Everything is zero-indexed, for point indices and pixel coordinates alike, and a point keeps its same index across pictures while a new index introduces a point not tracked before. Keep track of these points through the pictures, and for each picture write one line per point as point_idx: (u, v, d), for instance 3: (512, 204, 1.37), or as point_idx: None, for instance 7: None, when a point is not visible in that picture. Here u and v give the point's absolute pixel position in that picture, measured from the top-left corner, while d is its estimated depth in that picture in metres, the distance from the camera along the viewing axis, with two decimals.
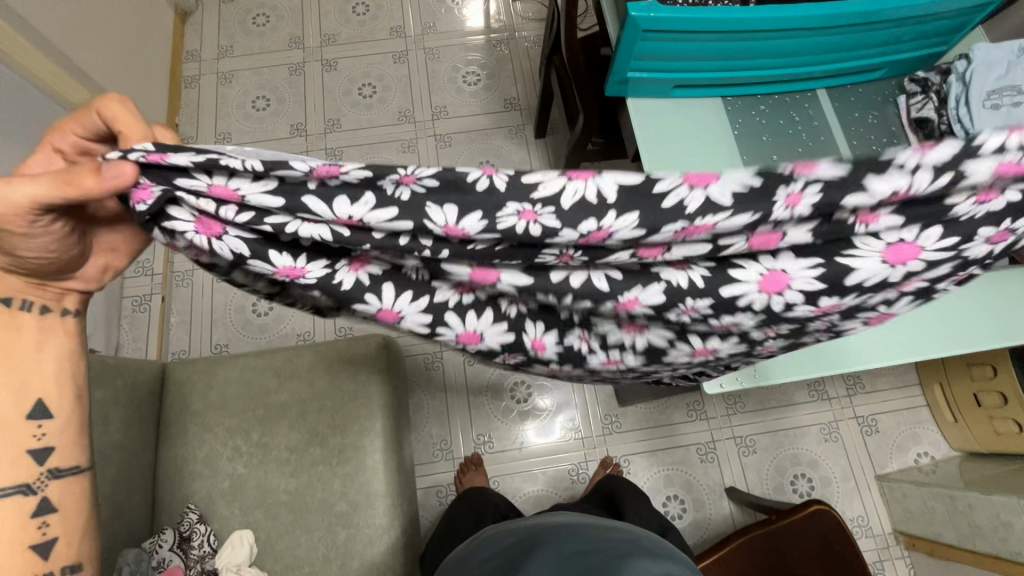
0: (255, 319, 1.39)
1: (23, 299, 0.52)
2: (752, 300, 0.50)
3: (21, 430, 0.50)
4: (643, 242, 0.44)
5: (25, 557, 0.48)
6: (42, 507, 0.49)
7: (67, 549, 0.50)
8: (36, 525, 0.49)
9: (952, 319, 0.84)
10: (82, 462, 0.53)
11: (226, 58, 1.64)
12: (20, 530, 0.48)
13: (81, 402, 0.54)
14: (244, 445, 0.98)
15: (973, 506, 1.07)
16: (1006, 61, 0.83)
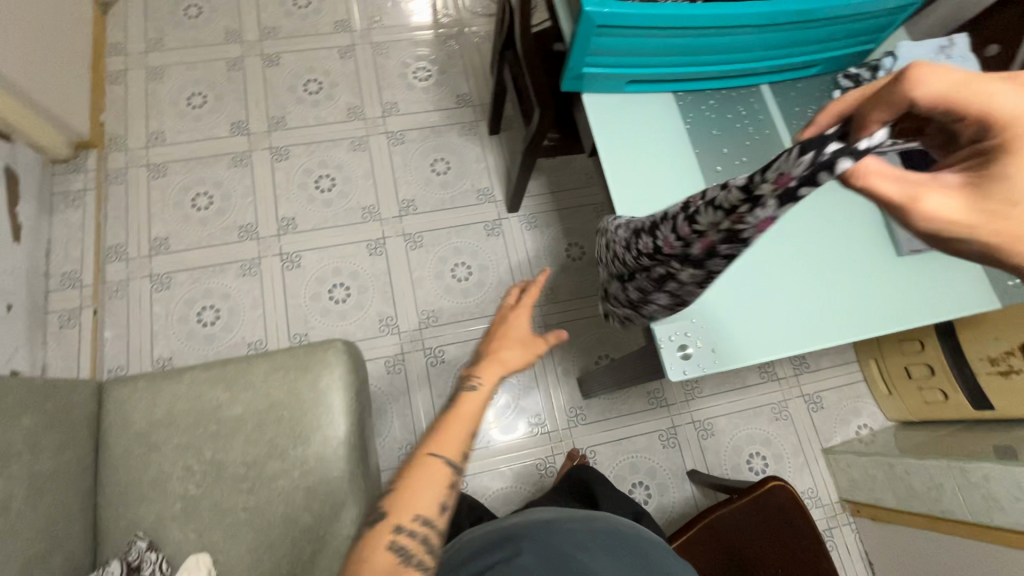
0: (200, 330, 1.31)
1: (455, 477, 0.56)
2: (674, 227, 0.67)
3: (402, 518, 0.51)
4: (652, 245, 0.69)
5: (438, 503, 0.53)
6: (451, 489, 0.55)
7: (417, 506, 0.53)
8: (426, 516, 0.52)
9: (885, 297, 0.90)
10: (460, 460, 0.57)
11: (155, 52, 1.54)
12: (432, 493, 0.54)
13: (426, 460, 0.55)
14: (196, 464, 0.92)
15: (909, 471, 1.15)
16: (926, 60, 0.88)
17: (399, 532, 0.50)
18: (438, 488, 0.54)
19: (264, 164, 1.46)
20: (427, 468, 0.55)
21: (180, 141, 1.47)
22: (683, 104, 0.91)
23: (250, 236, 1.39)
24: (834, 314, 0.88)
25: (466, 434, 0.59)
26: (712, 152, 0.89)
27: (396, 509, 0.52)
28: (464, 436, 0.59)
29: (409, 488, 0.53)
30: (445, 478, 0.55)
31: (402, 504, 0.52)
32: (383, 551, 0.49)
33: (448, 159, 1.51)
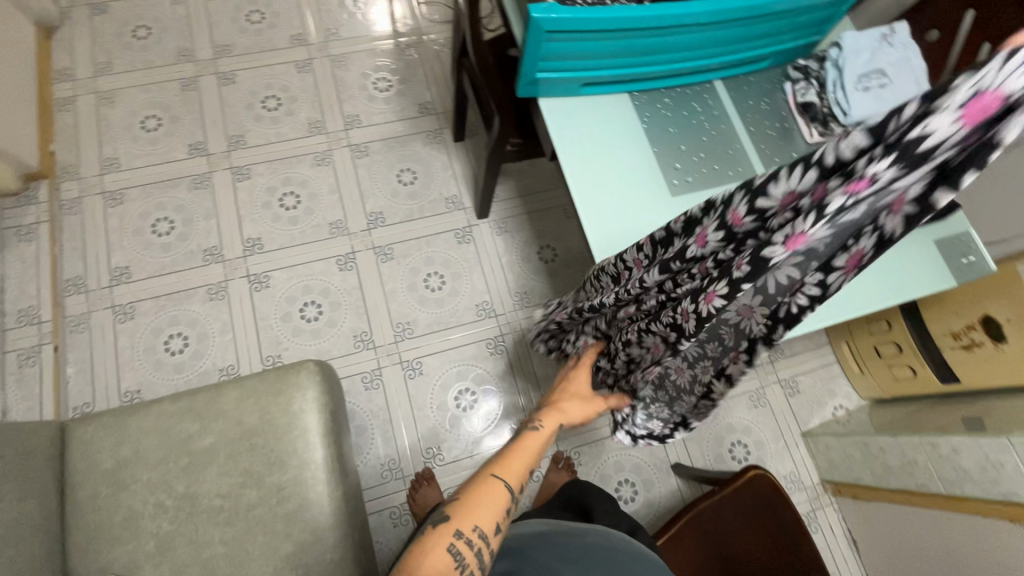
0: (168, 359, 1.28)
1: (509, 508, 0.61)
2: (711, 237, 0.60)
3: (463, 522, 0.56)
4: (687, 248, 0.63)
5: (493, 526, 0.58)
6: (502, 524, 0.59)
7: (479, 515, 0.57)
8: (480, 530, 0.56)
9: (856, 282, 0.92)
10: (513, 502, 0.62)
11: (105, 76, 1.50)
12: (493, 508, 0.59)
13: (491, 479, 0.62)
14: (168, 500, 0.90)
15: (884, 449, 1.18)
16: (871, 48, 0.89)
17: (459, 538, 0.54)
18: (497, 508, 0.60)
19: (224, 185, 1.43)
20: (491, 490, 0.60)
21: (136, 166, 1.43)
22: (639, 104, 0.92)
23: (215, 260, 1.36)
24: None
25: (524, 469, 0.67)
26: (671, 150, 0.90)
27: (461, 514, 0.57)
28: (524, 469, 0.66)
29: (472, 502, 0.58)
30: (503, 504, 0.60)
31: (467, 507, 0.57)
32: (445, 551, 0.52)
33: (414, 169, 1.50)
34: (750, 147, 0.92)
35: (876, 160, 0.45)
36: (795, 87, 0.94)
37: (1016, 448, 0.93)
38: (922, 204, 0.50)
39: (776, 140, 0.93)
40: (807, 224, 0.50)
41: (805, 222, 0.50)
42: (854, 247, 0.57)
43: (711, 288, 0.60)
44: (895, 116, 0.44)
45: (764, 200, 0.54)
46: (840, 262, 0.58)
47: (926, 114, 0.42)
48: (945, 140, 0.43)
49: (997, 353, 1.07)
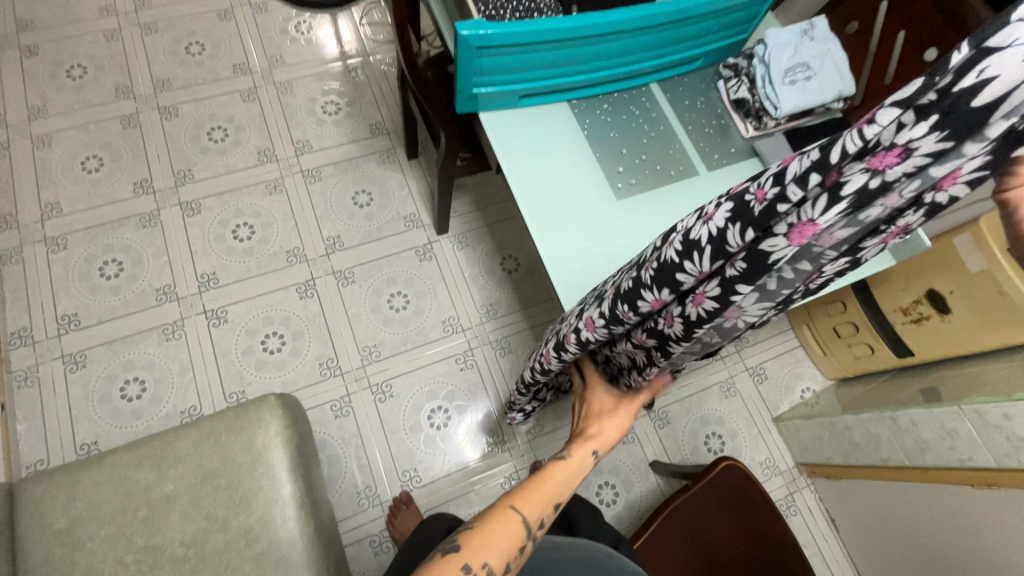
0: (126, 406, 1.23)
1: (524, 545, 0.60)
2: (706, 263, 0.51)
3: (474, 558, 0.55)
4: (677, 275, 0.54)
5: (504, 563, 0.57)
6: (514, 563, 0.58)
7: (489, 552, 0.56)
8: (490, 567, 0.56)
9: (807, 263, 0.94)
10: (529, 538, 0.61)
11: (40, 119, 1.45)
12: (505, 545, 0.58)
13: (505, 513, 0.61)
14: (129, 554, 0.86)
15: (849, 427, 1.21)
16: (793, 43, 0.93)
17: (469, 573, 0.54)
18: (510, 543, 0.58)
19: (174, 221, 1.40)
20: (505, 523, 0.60)
21: (79, 209, 1.38)
22: (578, 111, 0.93)
23: (169, 298, 1.32)
24: None
25: (547, 502, 0.65)
26: (613, 154, 0.91)
27: (473, 546, 0.57)
28: (545, 502, 0.64)
29: (485, 534, 0.58)
30: (516, 540, 0.59)
31: (477, 544, 0.57)
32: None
33: (369, 190, 1.49)
34: (689, 145, 0.94)
35: (910, 129, 0.37)
36: (727, 85, 0.98)
37: (968, 415, 0.97)
38: (988, 168, 0.39)
39: (714, 137, 0.96)
40: (817, 212, 0.42)
41: (815, 212, 0.42)
42: (895, 224, 0.46)
43: (701, 290, 0.53)
44: (937, 73, 0.35)
45: (775, 213, 0.44)
46: (873, 242, 0.48)
47: (979, 62, 0.33)
48: (1016, 92, 0.33)
49: (946, 325, 1.11)
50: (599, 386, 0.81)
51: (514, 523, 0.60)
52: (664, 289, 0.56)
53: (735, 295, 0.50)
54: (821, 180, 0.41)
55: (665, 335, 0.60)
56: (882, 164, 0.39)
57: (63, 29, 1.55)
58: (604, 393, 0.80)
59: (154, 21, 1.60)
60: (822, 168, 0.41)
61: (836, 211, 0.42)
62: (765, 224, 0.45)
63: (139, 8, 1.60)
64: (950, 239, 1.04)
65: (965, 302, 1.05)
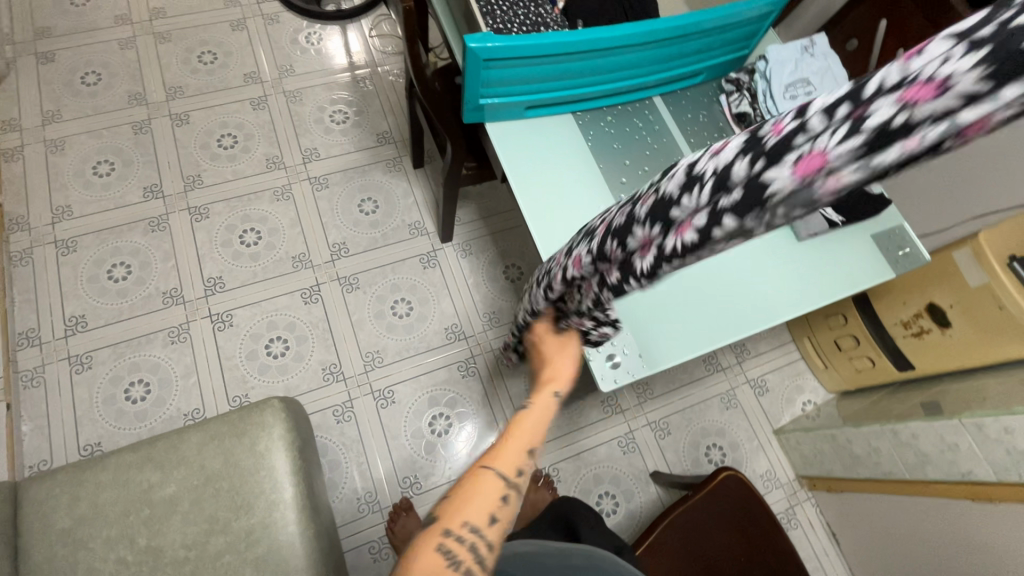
0: (130, 408, 1.24)
1: (506, 496, 0.56)
2: (702, 195, 0.40)
3: (451, 522, 0.52)
4: (671, 205, 0.43)
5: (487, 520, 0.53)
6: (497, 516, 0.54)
7: (466, 513, 0.53)
8: (469, 526, 0.52)
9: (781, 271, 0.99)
10: (510, 487, 0.56)
11: (54, 124, 1.48)
12: (484, 502, 0.54)
13: (476, 471, 0.57)
14: (130, 555, 0.86)
15: (850, 440, 1.21)
16: (794, 59, 0.95)
17: (448, 536, 0.51)
18: (487, 502, 0.55)
19: (182, 226, 1.42)
20: (478, 484, 0.55)
21: (89, 213, 1.40)
22: (583, 123, 0.95)
23: (175, 302, 1.34)
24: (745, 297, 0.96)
25: (523, 451, 0.60)
26: (616, 165, 0.93)
27: (448, 513, 0.53)
28: (520, 449, 0.60)
29: (458, 501, 0.54)
30: (494, 493, 0.55)
31: (453, 509, 0.54)
32: (432, 552, 0.50)
33: (375, 198, 1.51)
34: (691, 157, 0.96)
35: (963, 59, 0.26)
36: (729, 99, 1.00)
37: (969, 429, 0.97)
38: None
39: None
40: (829, 144, 0.31)
41: (828, 143, 0.31)
42: None
43: (682, 225, 0.42)
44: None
45: (789, 143, 0.33)
46: None
47: None
48: None
49: (946, 338, 1.12)
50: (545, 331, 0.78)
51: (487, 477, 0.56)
52: (657, 222, 0.45)
53: (715, 235, 0.39)
54: (853, 112, 0.30)
55: (636, 266, 0.50)
56: (917, 97, 0.27)
57: (79, 37, 1.58)
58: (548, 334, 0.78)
59: (167, 30, 1.63)
60: (853, 99, 0.31)
61: (850, 151, 0.31)
62: (770, 157, 0.34)
63: (154, 18, 1.64)
64: (950, 254, 1.05)
65: (965, 316, 1.06)
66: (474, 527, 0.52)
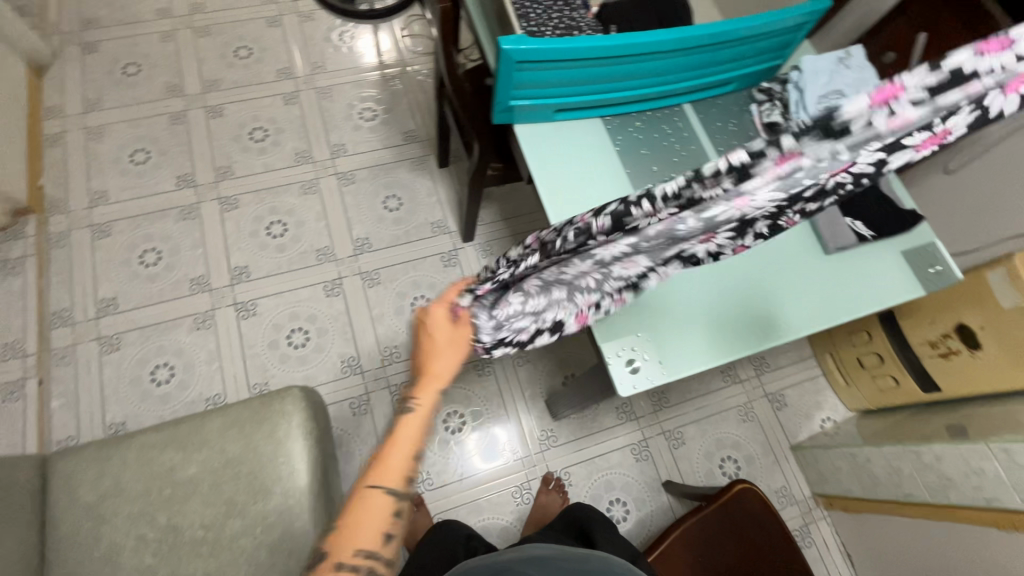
0: (154, 389, 1.27)
1: (397, 510, 0.60)
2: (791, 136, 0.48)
3: (346, 552, 0.57)
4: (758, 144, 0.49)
5: (381, 540, 0.59)
6: (388, 532, 0.59)
7: (361, 540, 0.58)
8: (361, 554, 0.57)
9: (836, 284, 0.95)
10: (399, 501, 0.61)
11: (95, 112, 1.53)
12: (377, 525, 0.59)
13: (365, 495, 0.60)
14: (150, 532, 0.88)
15: (870, 459, 1.19)
16: (829, 70, 0.92)
17: (343, 567, 0.56)
18: (379, 521, 0.59)
19: (212, 215, 1.45)
20: (367, 504, 0.60)
21: (124, 199, 1.44)
22: (612, 127, 0.95)
23: (202, 289, 1.37)
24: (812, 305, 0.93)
25: (407, 462, 0.63)
26: (643, 171, 0.93)
27: (339, 544, 0.57)
28: (405, 463, 0.62)
29: (349, 527, 0.59)
30: (385, 512, 0.60)
31: (347, 538, 0.58)
32: None
33: (399, 195, 1.53)
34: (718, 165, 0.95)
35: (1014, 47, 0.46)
36: (761, 108, 0.99)
37: (996, 454, 0.94)
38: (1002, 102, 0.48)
39: None
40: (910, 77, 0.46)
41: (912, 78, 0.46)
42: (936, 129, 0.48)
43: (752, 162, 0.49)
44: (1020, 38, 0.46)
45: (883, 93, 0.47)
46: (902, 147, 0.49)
47: None
48: None
49: (975, 361, 1.09)
50: (433, 320, 0.65)
51: (376, 502, 0.60)
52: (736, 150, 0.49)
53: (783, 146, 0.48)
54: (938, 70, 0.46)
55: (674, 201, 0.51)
56: (986, 49, 0.46)
57: (122, 30, 1.64)
58: (440, 324, 0.65)
59: (206, 25, 1.68)
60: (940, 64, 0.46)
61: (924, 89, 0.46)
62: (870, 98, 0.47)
63: (194, 12, 1.69)
64: (984, 273, 1.02)
65: (995, 338, 1.03)
66: (370, 550, 0.57)
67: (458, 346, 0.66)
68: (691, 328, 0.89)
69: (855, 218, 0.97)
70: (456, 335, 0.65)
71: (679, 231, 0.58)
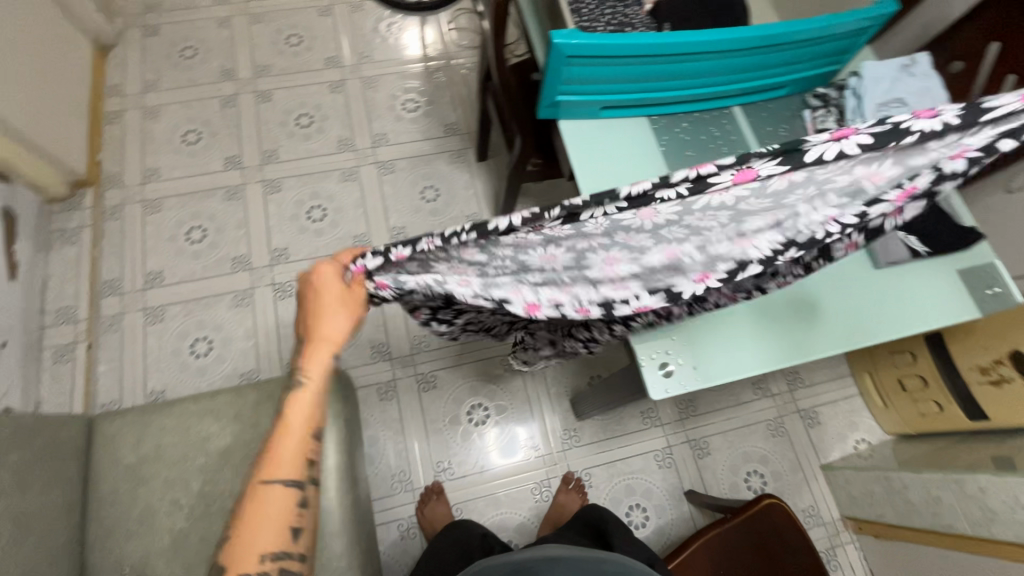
0: (193, 361, 1.32)
1: (300, 498, 0.59)
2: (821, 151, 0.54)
3: (248, 558, 0.54)
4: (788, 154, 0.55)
5: (285, 536, 0.57)
6: (293, 526, 0.58)
7: (267, 542, 0.55)
8: (268, 553, 0.55)
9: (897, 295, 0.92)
10: (301, 490, 0.60)
11: (152, 92, 1.59)
12: (282, 522, 0.57)
13: (262, 493, 0.58)
14: (184, 497, 0.92)
15: (907, 485, 1.14)
16: (891, 76, 0.90)
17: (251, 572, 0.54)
18: (282, 515, 0.57)
19: (256, 197, 1.49)
20: (265, 503, 0.57)
21: (174, 177, 1.50)
22: (658, 127, 0.94)
23: (243, 268, 1.41)
24: (878, 315, 0.90)
25: (301, 448, 0.61)
26: (688, 172, 0.91)
27: (240, 549, 0.55)
28: (300, 449, 0.61)
29: (249, 530, 0.56)
30: (289, 502, 0.58)
31: (250, 543, 0.55)
32: None
33: (437, 187, 1.54)
34: None
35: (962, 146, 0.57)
36: (814, 114, 0.96)
37: None
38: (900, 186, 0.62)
39: None
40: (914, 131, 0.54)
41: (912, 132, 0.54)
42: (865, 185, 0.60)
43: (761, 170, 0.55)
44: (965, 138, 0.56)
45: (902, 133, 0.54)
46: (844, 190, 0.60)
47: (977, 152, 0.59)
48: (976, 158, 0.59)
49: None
50: (323, 278, 0.62)
51: (276, 498, 0.58)
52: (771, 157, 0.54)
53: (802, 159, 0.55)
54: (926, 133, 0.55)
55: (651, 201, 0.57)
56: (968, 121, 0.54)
57: (182, 14, 1.70)
58: (329, 283, 0.62)
59: (261, 12, 1.72)
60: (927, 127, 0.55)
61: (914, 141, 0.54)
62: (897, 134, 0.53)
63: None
64: None
65: None
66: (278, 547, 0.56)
67: (349, 308, 0.62)
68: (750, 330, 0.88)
69: (909, 232, 0.94)
70: (347, 297, 0.62)
71: (616, 236, 0.63)
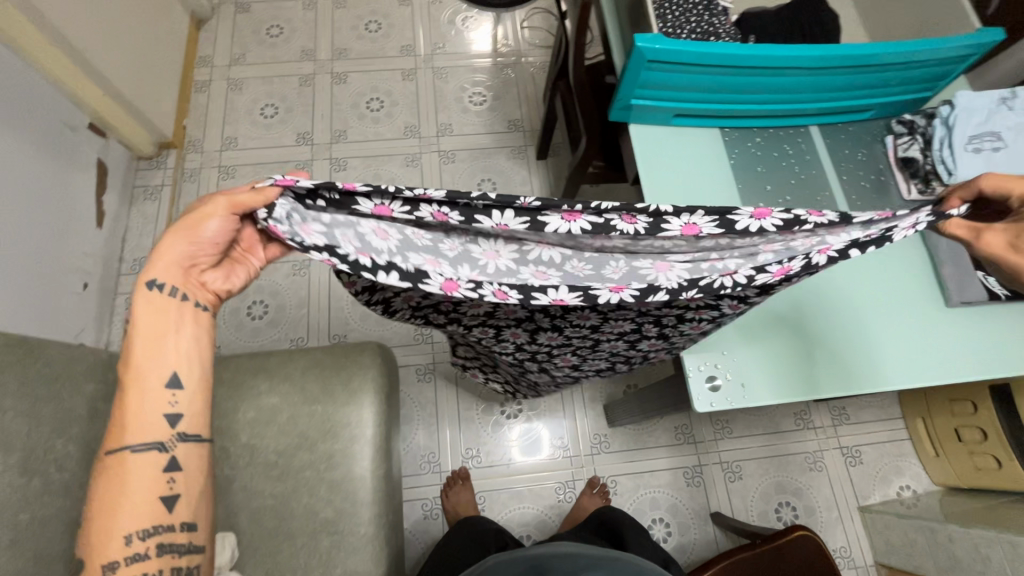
0: (249, 322, 1.39)
1: (171, 458, 0.57)
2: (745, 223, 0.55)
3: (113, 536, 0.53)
4: (726, 215, 0.54)
5: (156, 506, 0.55)
6: (166, 494, 0.56)
7: (134, 513, 0.54)
8: (139, 526, 0.54)
9: (940, 343, 0.88)
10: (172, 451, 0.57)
11: (237, 66, 1.68)
12: (151, 492, 0.55)
13: (127, 461, 0.55)
14: (232, 446, 0.97)
15: (953, 539, 1.08)
16: (987, 109, 0.86)
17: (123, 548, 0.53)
18: (151, 484, 0.55)
19: (322, 173, 1.56)
20: (125, 473, 0.55)
21: (250, 147, 1.58)
22: (730, 139, 0.93)
23: None
24: (913, 362, 0.87)
25: (162, 407, 0.57)
26: (756, 188, 0.90)
27: (105, 528, 0.53)
28: (159, 409, 0.57)
29: (114, 504, 0.54)
30: (156, 469, 0.56)
31: (117, 516, 0.54)
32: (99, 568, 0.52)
33: (494, 180, 1.57)
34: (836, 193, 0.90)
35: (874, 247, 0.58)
36: (897, 141, 0.92)
37: None
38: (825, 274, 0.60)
39: (870, 193, 0.91)
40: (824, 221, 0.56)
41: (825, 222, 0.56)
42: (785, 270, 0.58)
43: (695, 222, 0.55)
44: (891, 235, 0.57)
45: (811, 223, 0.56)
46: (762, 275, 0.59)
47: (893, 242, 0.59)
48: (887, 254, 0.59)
49: None
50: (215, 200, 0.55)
51: (136, 467, 0.55)
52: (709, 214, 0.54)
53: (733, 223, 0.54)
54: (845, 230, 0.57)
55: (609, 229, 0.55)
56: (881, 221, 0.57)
57: None
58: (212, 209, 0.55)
59: None
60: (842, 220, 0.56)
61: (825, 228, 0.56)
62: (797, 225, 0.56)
63: None
64: None
65: None
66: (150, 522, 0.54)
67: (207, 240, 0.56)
68: (766, 360, 0.84)
69: (987, 273, 0.90)
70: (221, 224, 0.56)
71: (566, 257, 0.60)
